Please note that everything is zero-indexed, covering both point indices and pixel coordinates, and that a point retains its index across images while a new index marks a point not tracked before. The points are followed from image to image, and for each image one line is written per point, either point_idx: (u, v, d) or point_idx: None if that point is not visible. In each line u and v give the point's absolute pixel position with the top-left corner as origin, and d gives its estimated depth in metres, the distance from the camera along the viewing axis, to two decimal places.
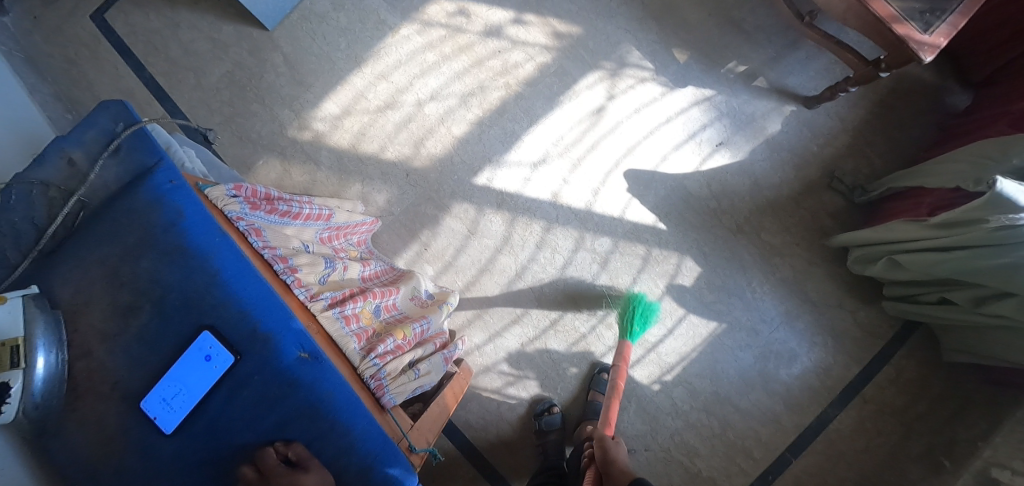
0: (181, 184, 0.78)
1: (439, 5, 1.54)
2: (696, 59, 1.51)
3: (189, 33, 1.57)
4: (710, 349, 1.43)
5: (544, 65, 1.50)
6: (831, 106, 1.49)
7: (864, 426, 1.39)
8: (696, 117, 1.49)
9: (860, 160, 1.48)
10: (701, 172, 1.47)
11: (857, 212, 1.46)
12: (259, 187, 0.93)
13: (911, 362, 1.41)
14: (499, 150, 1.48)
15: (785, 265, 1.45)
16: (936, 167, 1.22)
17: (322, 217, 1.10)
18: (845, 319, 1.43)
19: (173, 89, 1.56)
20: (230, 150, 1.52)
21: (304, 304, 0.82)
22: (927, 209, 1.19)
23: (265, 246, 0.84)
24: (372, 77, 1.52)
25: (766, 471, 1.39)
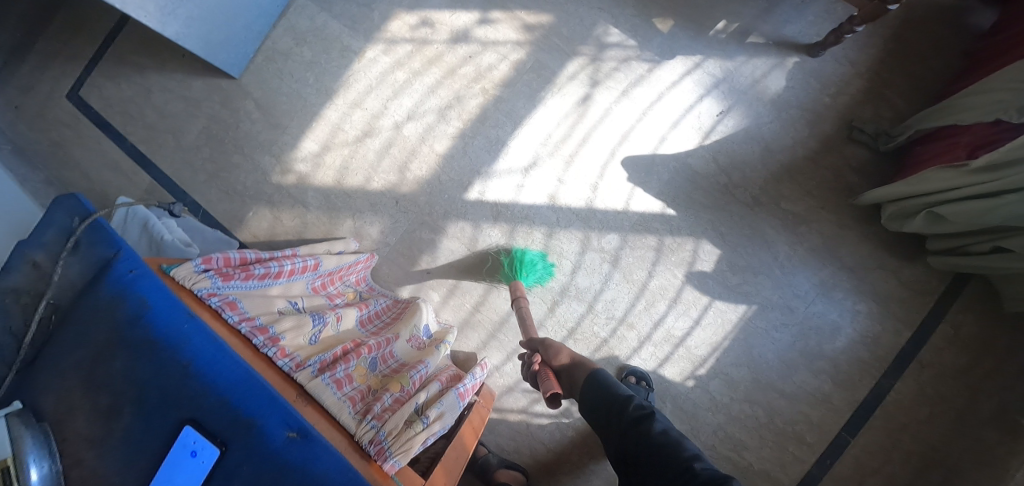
0: (143, 272, 0.74)
1: (400, 20, 1.47)
2: (681, 26, 1.39)
3: (160, 95, 1.53)
4: (744, 335, 1.32)
5: (519, 63, 1.42)
6: (839, 50, 1.36)
7: (925, 393, 1.27)
8: (689, 88, 1.38)
9: (880, 104, 1.34)
10: (705, 147, 1.36)
11: (885, 161, 1.32)
12: (232, 253, 0.91)
13: (969, 317, 1.28)
14: (486, 160, 1.40)
15: (813, 232, 1.33)
16: (973, 98, 1.09)
17: (309, 267, 1.06)
18: (888, 281, 1.31)
19: (154, 155, 1.52)
20: (220, 206, 1.49)
21: (290, 376, 0.80)
22: (963, 150, 1.05)
23: (242, 320, 0.81)
24: (346, 107, 1.47)
25: (823, 455, 1.29)
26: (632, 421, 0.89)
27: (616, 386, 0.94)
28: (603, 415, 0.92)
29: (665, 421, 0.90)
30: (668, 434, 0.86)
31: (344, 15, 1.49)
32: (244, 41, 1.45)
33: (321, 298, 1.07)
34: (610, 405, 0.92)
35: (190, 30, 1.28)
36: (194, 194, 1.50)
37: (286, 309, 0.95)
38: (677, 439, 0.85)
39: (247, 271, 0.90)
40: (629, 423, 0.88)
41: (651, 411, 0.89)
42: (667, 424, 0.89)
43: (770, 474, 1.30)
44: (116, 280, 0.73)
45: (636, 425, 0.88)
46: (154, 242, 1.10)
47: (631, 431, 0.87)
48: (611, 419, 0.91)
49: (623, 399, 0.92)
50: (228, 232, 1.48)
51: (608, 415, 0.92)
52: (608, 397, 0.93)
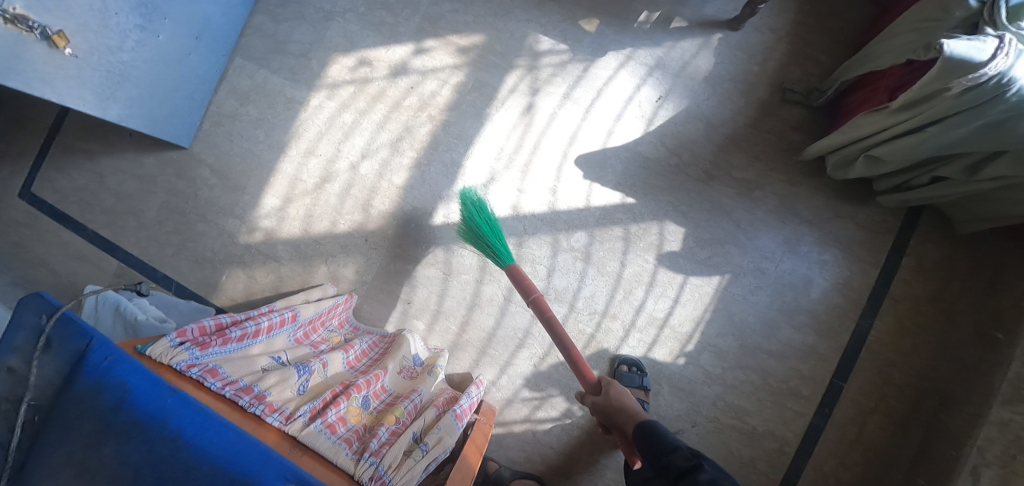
0: (119, 357, 0.74)
1: (338, 64, 1.50)
2: (607, 23, 1.44)
3: (114, 177, 1.53)
4: (723, 304, 1.36)
5: (460, 85, 1.46)
6: (757, 20, 1.42)
7: (903, 327, 1.32)
8: (626, 80, 1.43)
9: (805, 63, 1.40)
10: (651, 133, 1.41)
11: (821, 116, 1.38)
12: (206, 321, 0.91)
13: (928, 246, 1.33)
14: (445, 183, 1.43)
15: (768, 194, 1.38)
16: (882, 46, 1.16)
17: (287, 319, 1.07)
18: (847, 227, 1.36)
19: (118, 237, 1.52)
20: (192, 276, 1.49)
21: (282, 430, 0.81)
22: (885, 94, 1.12)
23: (225, 384, 0.82)
24: (300, 157, 1.49)
25: (822, 405, 1.32)
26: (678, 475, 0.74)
27: (664, 437, 0.81)
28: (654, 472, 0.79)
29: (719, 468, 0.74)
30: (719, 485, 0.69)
31: (283, 69, 1.52)
32: (188, 111, 1.46)
33: (305, 347, 1.08)
34: (658, 456, 0.79)
35: (132, 109, 1.29)
36: (165, 269, 1.50)
37: (270, 365, 0.95)
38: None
39: (224, 336, 0.91)
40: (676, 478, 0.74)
41: (698, 461, 0.74)
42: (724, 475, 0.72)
43: (775, 434, 1.32)
44: (92, 370, 0.73)
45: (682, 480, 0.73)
46: (129, 324, 1.09)
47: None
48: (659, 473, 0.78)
49: (669, 450, 0.78)
50: (205, 299, 1.48)
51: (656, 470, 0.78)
52: (655, 450, 0.80)
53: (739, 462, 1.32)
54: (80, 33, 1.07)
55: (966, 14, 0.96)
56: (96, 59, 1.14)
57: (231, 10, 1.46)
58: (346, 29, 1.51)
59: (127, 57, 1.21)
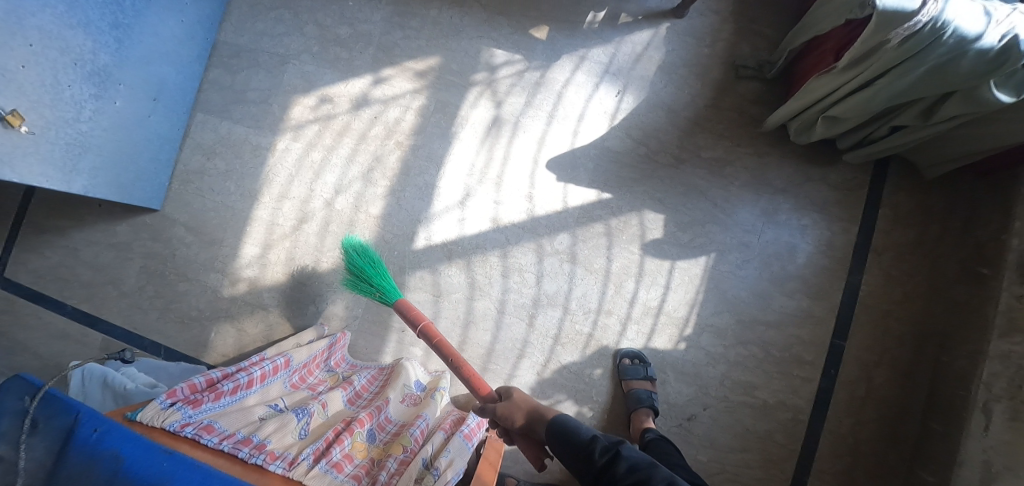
0: (108, 427, 0.72)
1: (300, 105, 1.51)
2: (557, 28, 1.47)
3: (89, 249, 1.50)
4: (714, 283, 1.37)
5: (423, 108, 1.47)
6: (700, 5, 1.47)
7: (892, 278, 1.34)
8: (583, 81, 1.45)
9: (754, 38, 1.44)
10: (616, 127, 1.43)
11: (777, 86, 1.42)
12: (196, 378, 0.89)
13: (902, 196, 1.36)
14: (422, 207, 1.43)
15: (739, 169, 1.40)
16: (820, 11, 1.20)
17: (280, 365, 1.05)
18: (821, 189, 1.38)
19: (100, 310, 1.49)
20: (180, 338, 1.46)
21: (286, 476, 0.77)
22: (832, 55, 1.16)
23: (223, 439, 0.79)
24: (274, 202, 1.48)
25: (828, 368, 1.32)
26: (600, 470, 0.77)
27: (576, 430, 0.82)
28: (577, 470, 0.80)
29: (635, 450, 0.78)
30: (639, 470, 0.74)
31: (246, 118, 1.52)
32: (155, 172, 1.46)
33: (303, 391, 1.06)
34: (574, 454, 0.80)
35: (98, 179, 1.28)
36: (152, 335, 1.46)
37: (267, 414, 0.93)
38: (652, 472, 0.73)
39: (217, 391, 0.89)
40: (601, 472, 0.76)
41: (615, 449, 0.78)
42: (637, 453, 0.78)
43: (787, 404, 1.32)
44: (81, 445, 0.70)
45: (603, 474, 0.76)
46: (119, 396, 1.06)
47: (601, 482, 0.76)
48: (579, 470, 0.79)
49: (587, 443, 0.80)
50: (196, 359, 1.45)
51: (577, 467, 0.80)
52: (571, 450, 0.81)
53: (756, 438, 1.31)
54: (34, 110, 1.07)
55: None
56: (54, 133, 1.13)
57: (185, 68, 1.47)
58: (303, 70, 1.52)
59: (86, 127, 1.21)
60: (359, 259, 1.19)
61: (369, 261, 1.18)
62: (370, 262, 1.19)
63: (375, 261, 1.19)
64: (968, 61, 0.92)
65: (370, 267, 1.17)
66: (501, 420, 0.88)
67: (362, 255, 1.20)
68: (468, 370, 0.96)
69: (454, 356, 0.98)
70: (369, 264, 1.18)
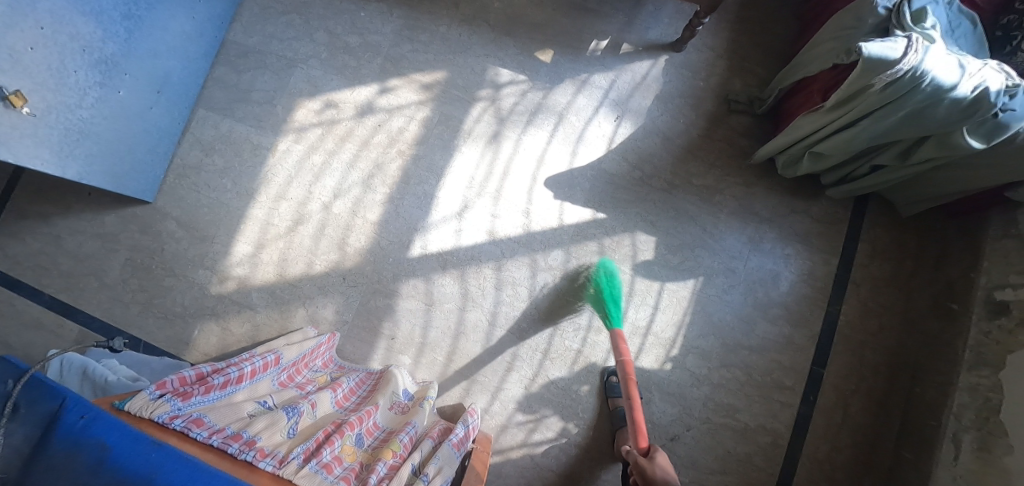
0: (95, 414, 0.70)
1: (304, 108, 1.53)
2: (561, 53, 1.53)
3: (73, 238, 1.47)
4: (700, 305, 1.41)
5: (426, 119, 1.50)
6: (697, 41, 1.55)
7: (869, 309, 1.40)
8: (584, 104, 1.51)
9: (745, 75, 1.53)
10: (614, 150, 1.48)
11: (765, 121, 1.50)
12: (186, 371, 0.88)
13: (879, 231, 1.43)
14: (420, 215, 1.45)
15: (728, 197, 1.46)
16: (811, 53, 1.28)
17: (270, 363, 1.04)
18: (803, 221, 1.45)
19: (78, 301, 1.44)
20: (161, 334, 1.42)
21: (276, 474, 0.76)
22: (818, 95, 1.23)
23: (212, 433, 0.78)
24: (271, 202, 1.48)
25: (806, 394, 1.36)
26: None
27: None
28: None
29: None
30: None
31: (248, 116, 1.53)
32: (151, 164, 1.44)
33: (291, 390, 1.04)
34: None
35: (93, 167, 1.26)
36: (131, 329, 1.42)
37: (256, 411, 0.91)
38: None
39: (207, 384, 0.87)
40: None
41: None
42: None
43: (767, 428, 1.35)
44: (66, 432, 0.68)
45: None
46: (98, 388, 1.03)
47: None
48: None
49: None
50: (176, 356, 1.41)
51: None
52: None
53: (736, 460, 1.33)
54: (37, 92, 1.06)
55: (877, 20, 1.11)
56: (54, 117, 1.12)
57: (192, 63, 1.47)
58: (310, 74, 1.54)
59: (86, 114, 1.20)
60: (601, 283, 1.35)
61: (610, 285, 1.34)
62: (609, 282, 1.35)
63: (615, 289, 1.34)
64: (943, 109, 1.00)
65: (610, 290, 1.32)
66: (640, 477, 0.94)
67: (606, 279, 1.36)
68: (637, 417, 1.03)
69: (634, 399, 1.04)
70: (608, 288, 1.33)
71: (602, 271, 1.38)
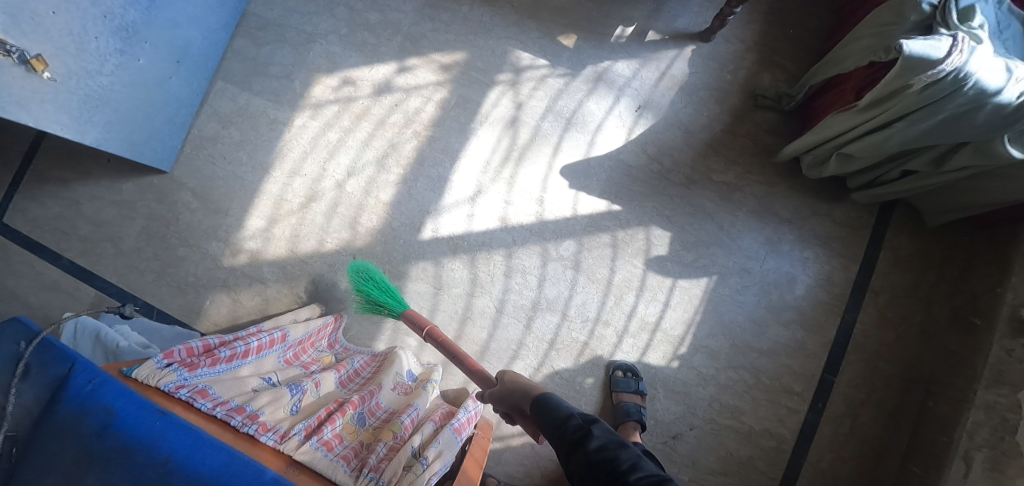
0: (103, 380, 0.71)
1: (322, 84, 1.51)
2: (585, 39, 1.49)
3: (92, 204, 1.49)
4: (712, 305, 1.38)
5: (444, 101, 1.48)
6: (727, 32, 1.49)
7: (887, 318, 1.36)
8: (605, 93, 1.47)
9: (774, 70, 1.47)
10: (633, 141, 1.45)
11: (792, 119, 1.44)
12: (194, 343, 0.89)
13: (904, 239, 1.39)
14: (432, 198, 1.44)
15: (748, 196, 1.42)
16: (846, 50, 1.22)
17: (277, 339, 1.05)
18: (825, 224, 1.40)
19: (96, 266, 1.47)
20: (173, 303, 1.44)
21: (277, 448, 0.77)
22: (851, 94, 1.17)
23: (216, 405, 0.79)
24: (285, 178, 1.48)
25: (815, 400, 1.34)
26: (571, 443, 0.73)
27: (556, 405, 0.80)
28: (553, 444, 0.78)
29: (607, 430, 0.74)
30: (605, 449, 0.70)
31: (266, 90, 1.52)
32: (169, 134, 1.45)
33: (295, 368, 1.05)
34: (551, 425, 0.78)
35: (111, 134, 1.27)
36: (145, 296, 1.45)
37: (261, 386, 0.92)
38: (615, 453, 0.69)
39: (213, 357, 0.88)
40: (570, 446, 0.73)
41: (587, 428, 0.74)
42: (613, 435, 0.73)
43: (773, 432, 1.33)
44: (74, 395, 0.69)
45: (575, 447, 0.72)
46: (110, 353, 1.05)
47: (571, 462, 0.72)
48: (556, 441, 0.76)
49: (562, 419, 0.77)
50: (187, 325, 1.43)
51: (556, 446, 0.76)
52: (549, 427, 0.78)
53: (739, 462, 1.32)
54: (58, 57, 1.06)
55: (920, 17, 1.05)
56: (74, 83, 1.12)
57: (212, 34, 1.46)
58: (329, 50, 1.53)
59: (105, 81, 1.20)
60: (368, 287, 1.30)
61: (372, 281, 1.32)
62: (375, 283, 1.31)
63: (376, 276, 1.33)
64: (984, 114, 0.95)
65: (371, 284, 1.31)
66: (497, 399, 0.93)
67: (367, 276, 1.33)
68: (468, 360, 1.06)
69: (458, 352, 1.09)
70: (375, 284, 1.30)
71: (361, 271, 1.34)
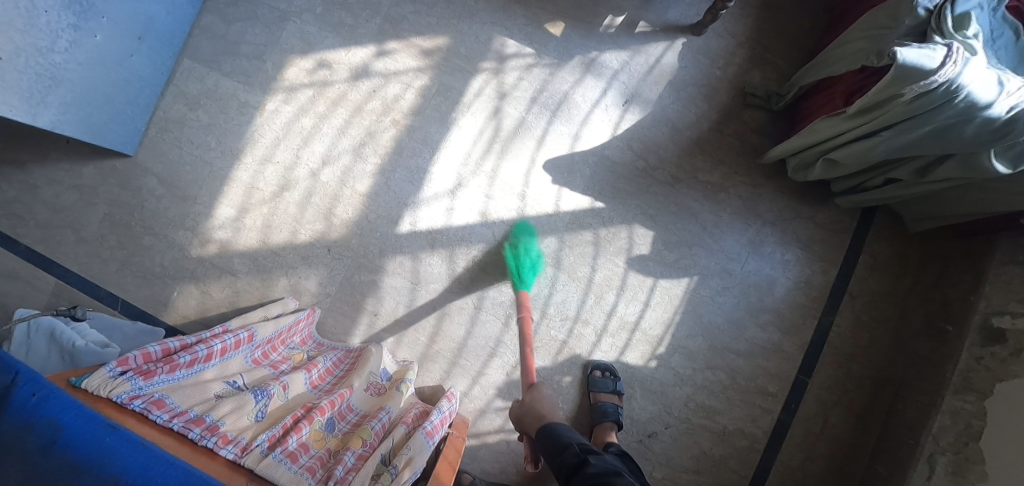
0: (49, 393, 0.67)
1: (296, 66, 1.44)
2: (572, 27, 1.43)
3: (50, 188, 1.41)
4: (692, 306, 1.37)
5: (424, 89, 1.42)
6: (718, 25, 1.45)
7: (862, 322, 1.37)
8: (592, 85, 1.42)
9: (765, 67, 1.44)
10: (619, 137, 1.41)
11: (780, 119, 1.42)
12: (151, 347, 0.85)
13: (884, 243, 1.39)
14: (411, 190, 1.39)
15: (732, 196, 1.40)
16: (839, 51, 1.19)
17: (243, 340, 1.01)
18: (807, 227, 1.40)
19: (55, 253, 1.40)
20: (140, 293, 1.39)
21: (237, 463, 0.74)
22: (841, 98, 1.15)
23: (173, 416, 0.76)
24: (256, 165, 1.41)
25: (788, 401, 1.35)
26: (570, 468, 0.91)
27: (559, 435, 0.96)
28: (551, 467, 0.95)
29: (602, 461, 0.90)
30: (602, 476, 0.86)
31: (236, 71, 1.44)
32: (132, 116, 1.37)
33: (264, 368, 1.02)
34: (554, 454, 0.94)
35: (66, 116, 1.19)
36: (109, 286, 1.39)
37: (224, 391, 0.89)
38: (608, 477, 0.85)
39: (172, 363, 0.84)
40: (568, 470, 0.90)
41: (585, 456, 0.90)
42: (606, 463, 0.89)
43: (745, 432, 1.34)
44: (16, 409, 0.64)
45: (573, 472, 0.90)
46: (66, 353, 1.01)
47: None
48: (557, 468, 0.93)
49: (563, 448, 0.94)
50: (154, 317, 1.38)
51: (556, 466, 0.93)
52: (552, 450, 0.95)
53: (711, 461, 1.34)
54: (3, 32, 0.98)
55: (915, 22, 1.02)
56: (23, 61, 1.04)
57: (177, 9, 1.37)
58: (304, 30, 1.45)
59: (59, 59, 1.12)
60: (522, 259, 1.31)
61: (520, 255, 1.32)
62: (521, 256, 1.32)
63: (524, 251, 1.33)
64: (972, 129, 0.94)
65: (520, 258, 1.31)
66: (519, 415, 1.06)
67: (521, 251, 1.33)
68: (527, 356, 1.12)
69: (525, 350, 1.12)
70: (522, 256, 1.31)
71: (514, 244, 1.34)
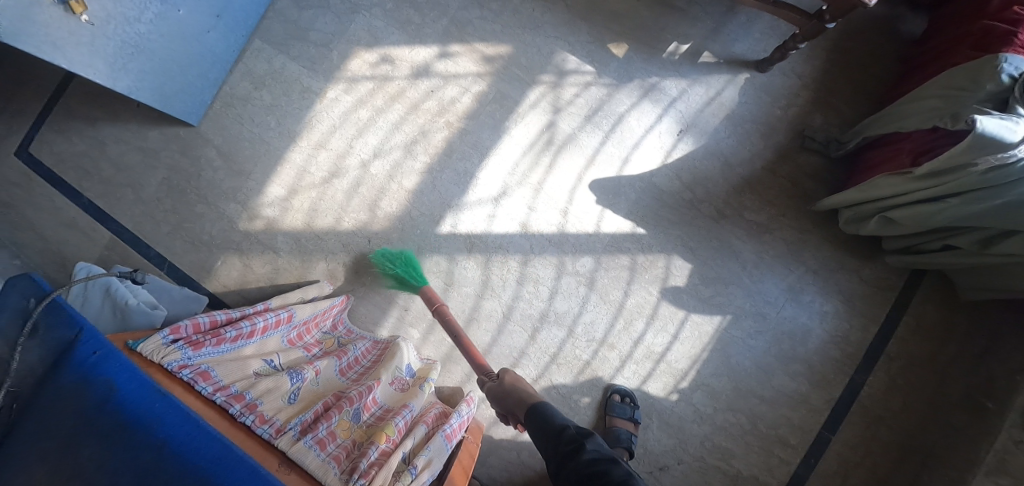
0: (109, 352, 0.70)
1: (360, 58, 1.47)
2: (636, 50, 1.43)
3: (117, 147, 1.48)
4: (720, 345, 1.35)
5: (481, 94, 1.43)
6: (785, 64, 1.42)
7: (897, 385, 1.33)
8: (648, 110, 1.41)
9: (828, 112, 1.41)
10: (668, 165, 1.40)
11: (838, 167, 1.39)
12: (201, 318, 0.89)
13: (931, 308, 1.35)
14: (456, 193, 1.41)
15: (777, 239, 1.37)
16: (911, 107, 1.16)
17: (283, 320, 1.04)
18: (851, 280, 1.37)
19: (113, 209, 1.47)
20: (186, 258, 1.45)
21: (270, 443, 0.78)
22: (907, 155, 1.11)
23: (216, 389, 0.79)
24: (310, 149, 1.45)
25: (809, 455, 1.32)
26: (565, 453, 0.85)
27: (552, 416, 0.91)
28: (543, 452, 0.89)
29: (600, 445, 0.86)
30: (597, 463, 0.81)
31: (303, 57, 1.49)
32: (201, 88, 1.43)
33: (298, 350, 1.05)
34: (546, 433, 0.89)
35: (143, 83, 1.25)
36: (159, 247, 1.45)
37: (262, 369, 0.92)
38: (607, 468, 0.80)
39: (218, 336, 0.88)
40: (562, 456, 0.85)
41: (582, 440, 0.85)
42: (603, 449, 0.85)
43: (760, 480, 1.32)
44: (77, 365, 0.68)
45: (567, 457, 0.84)
46: (118, 309, 1.06)
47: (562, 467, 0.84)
48: (548, 449, 0.88)
49: (557, 429, 0.88)
50: (196, 283, 1.44)
51: (546, 449, 0.88)
52: (544, 432, 0.89)
53: None
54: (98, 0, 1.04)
55: (998, 88, 1.00)
56: (111, 28, 1.10)
57: None
58: (372, 24, 1.48)
59: (144, 29, 1.17)
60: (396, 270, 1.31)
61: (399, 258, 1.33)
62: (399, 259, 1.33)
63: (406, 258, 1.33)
64: None
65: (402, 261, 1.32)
66: (497, 392, 1.01)
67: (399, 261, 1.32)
68: (467, 342, 1.16)
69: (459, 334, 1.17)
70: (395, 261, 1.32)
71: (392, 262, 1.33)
